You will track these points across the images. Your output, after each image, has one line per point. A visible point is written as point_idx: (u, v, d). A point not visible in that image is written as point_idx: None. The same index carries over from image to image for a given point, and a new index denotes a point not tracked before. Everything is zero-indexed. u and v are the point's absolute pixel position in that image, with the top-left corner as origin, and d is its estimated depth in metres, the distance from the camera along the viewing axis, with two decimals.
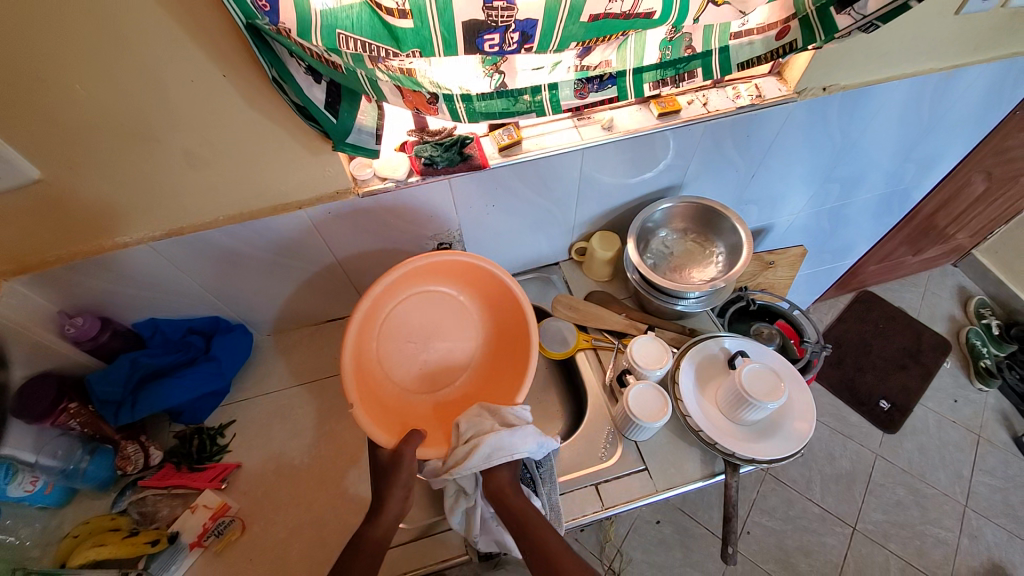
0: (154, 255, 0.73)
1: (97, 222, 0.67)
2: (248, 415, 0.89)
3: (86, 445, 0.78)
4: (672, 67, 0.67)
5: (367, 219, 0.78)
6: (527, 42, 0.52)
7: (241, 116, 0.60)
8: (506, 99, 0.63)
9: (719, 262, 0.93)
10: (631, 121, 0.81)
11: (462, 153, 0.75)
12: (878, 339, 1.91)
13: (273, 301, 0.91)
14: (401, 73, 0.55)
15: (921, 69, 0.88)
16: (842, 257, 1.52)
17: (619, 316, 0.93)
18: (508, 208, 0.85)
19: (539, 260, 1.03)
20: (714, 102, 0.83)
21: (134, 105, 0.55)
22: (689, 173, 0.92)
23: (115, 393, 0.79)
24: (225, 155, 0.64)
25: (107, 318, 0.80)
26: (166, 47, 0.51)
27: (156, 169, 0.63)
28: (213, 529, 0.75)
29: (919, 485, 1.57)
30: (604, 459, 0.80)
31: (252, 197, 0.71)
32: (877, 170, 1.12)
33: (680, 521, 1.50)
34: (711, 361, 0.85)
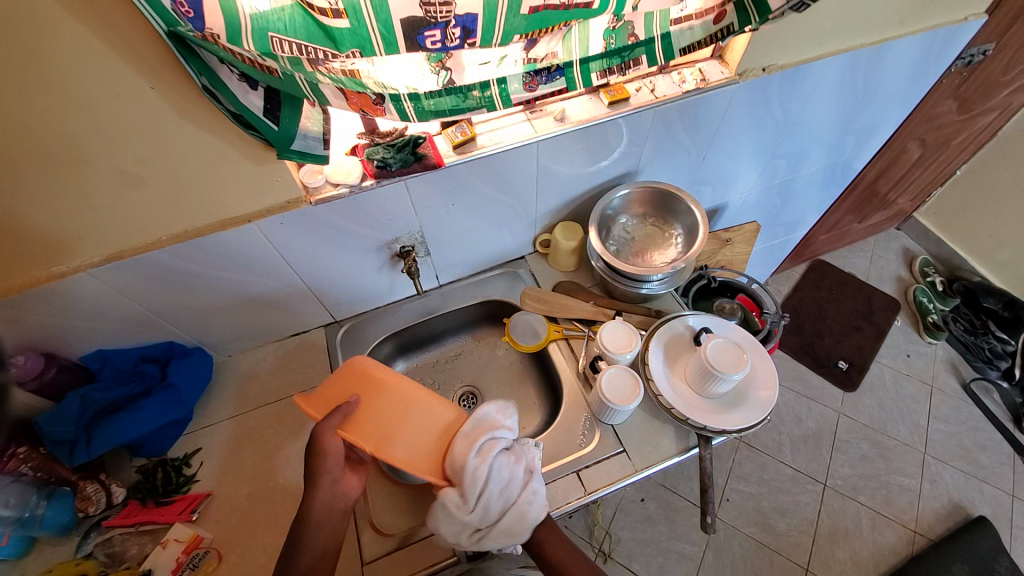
0: (95, 283, 0.69)
1: (24, 253, 0.62)
2: (214, 441, 0.85)
3: (42, 491, 0.72)
4: (617, 56, 0.68)
5: (323, 227, 0.76)
6: (468, 37, 0.51)
7: (175, 130, 0.57)
8: (455, 96, 0.62)
9: (679, 244, 0.95)
10: (582, 111, 0.81)
11: (415, 153, 0.73)
12: (833, 304, 2.01)
13: (231, 320, 0.87)
14: (346, 74, 0.54)
15: (852, 45, 0.93)
16: (793, 229, 1.59)
17: (588, 304, 0.94)
18: (467, 205, 0.85)
19: (504, 255, 1.02)
20: (661, 87, 0.85)
21: (54, 126, 0.51)
22: (643, 158, 0.94)
23: (68, 432, 0.74)
24: (164, 172, 0.61)
25: (51, 354, 0.75)
26: (84, 61, 0.48)
27: (87, 192, 0.59)
28: (187, 563, 0.72)
29: (880, 438, 1.67)
30: (583, 445, 0.81)
31: (198, 214, 0.68)
32: (819, 143, 1.17)
33: (664, 497, 1.54)
34: (678, 340, 0.87)
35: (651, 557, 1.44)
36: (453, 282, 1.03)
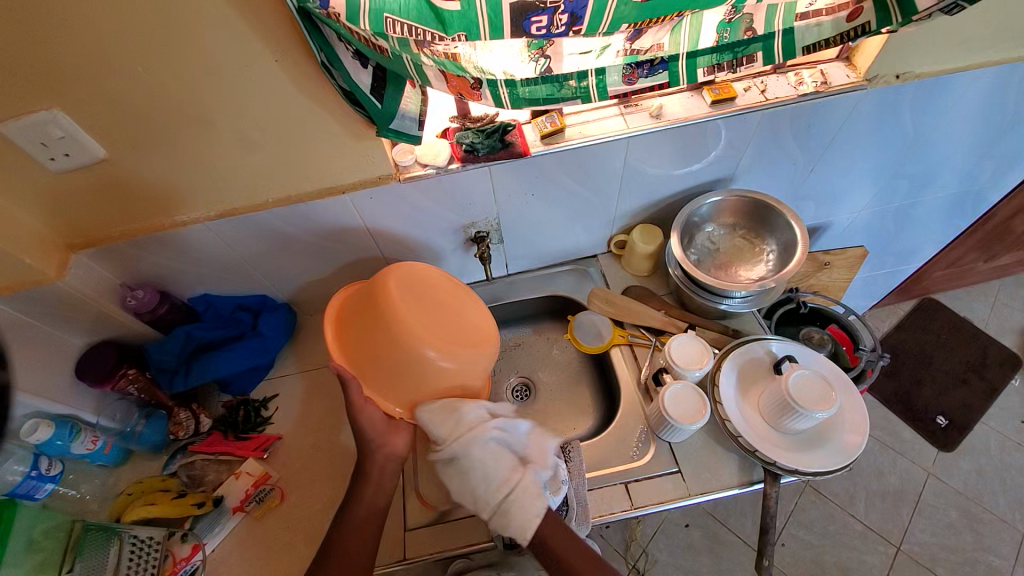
0: (208, 234, 0.76)
1: (158, 200, 0.71)
2: (288, 391, 0.93)
3: (143, 410, 0.84)
4: (729, 51, 0.63)
5: (407, 204, 0.78)
6: (575, 24, 0.50)
7: (288, 99, 0.61)
8: (551, 85, 0.62)
9: (769, 261, 0.87)
10: (681, 109, 0.77)
11: (503, 140, 0.73)
12: (941, 351, 1.77)
13: (315, 283, 0.93)
14: (446, 57, 0.55)
15: (1009, 57, 0.79)
16: (907, 261, 1.41)
17: (659, 313, 0.90)
18: (548, 198, 0.84)
19: (577, 252, 1.00)
20: (773, 89, 0.78)
21: (190, 88, 0.57)
22: (741, 165, 0.87)
23: (170, 362, 0.84)
24: (275, 139, 0.66)
25: (164, 292, 0.84)
26: (222, 29, 0.52)
27: (211, 151, 0.65)
28: (254, 495, 0.79)
29: (976, 509, 1.45)
30: (635, 458, 0.78)
31: (300, 180, 0.72)
32: (953, 167, 1.02)
33: (710, 527, 1.45)
34: (756, 365, 0.80)
35: None
36: (522, 273, 1.02)
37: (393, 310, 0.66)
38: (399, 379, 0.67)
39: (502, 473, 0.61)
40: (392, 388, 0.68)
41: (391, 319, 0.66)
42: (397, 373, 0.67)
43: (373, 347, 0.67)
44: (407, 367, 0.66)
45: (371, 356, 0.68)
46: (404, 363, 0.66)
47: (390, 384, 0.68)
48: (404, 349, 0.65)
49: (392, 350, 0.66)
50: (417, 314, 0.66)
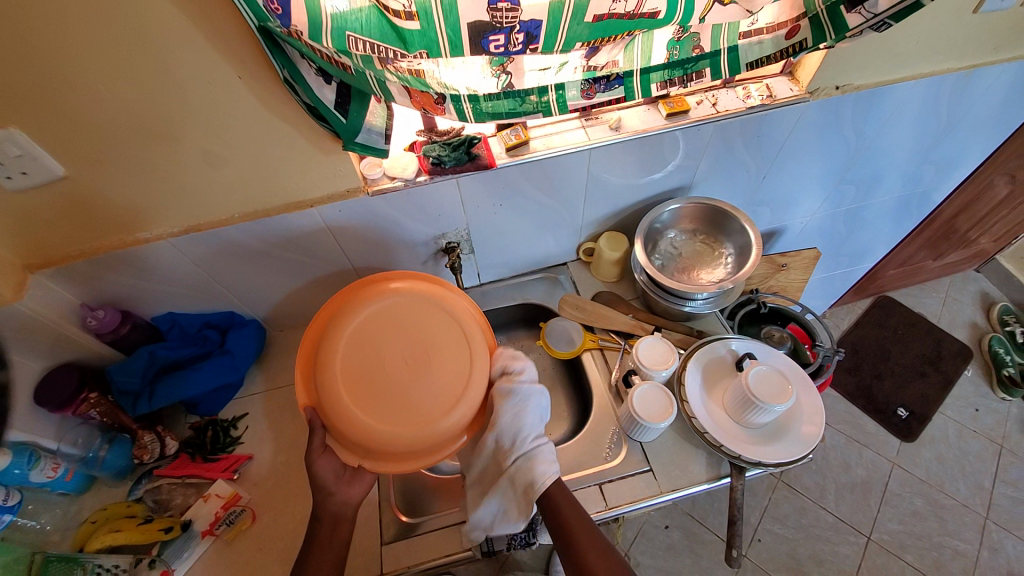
0: (173, 251, 0.75)
1: (118, 218, 0.70)
2: (259, 409, 0.91)
3: (105, 435, 0.81)
4: (679, 67, 0.67)
5: (377, 217, 0.79)
6: (531, 42, 0.53)
7: (254, 115, 0.62)
8: (512, 99, 0.65)
9: (728, 263, 0.92)
10: (638, 121, 0.81)
11: (469, 153, 0.75)
12: (897, 346, 1.86)
13: (285, 298, 0.93)
14: (412, 74, 0.57)
15: (935, 70, 0.86)
16: (859, 261, 1.49)
17: (627, 317, 0.92)
18: (515, 208, 0.86)
19: (547, 260, 1.03)
20: (724, 101, 0.82)
21: (153, 104, 0.57)
22: (698, 173, 0.92)
23: (133, 384, 0.82)
24: (242, 155, 0.66)
25: (127, 312, 0.82)
26: (184, 47, 0.53)
27: (174, 167, 0.65)
28: (224, 518, 0.77)
29: (937, 495, 1.53)
30: (608, 459, 0.80)
31: (268, 195, 0.73)
32: (894, 171, 1.10)
33: (689, 527, 1.48)
34: (718, 363, 0.84)
35: None
36: (495, 282, 1.04)
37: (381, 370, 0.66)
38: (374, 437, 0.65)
39: (535, 432, 0.68)
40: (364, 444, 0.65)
41: (339, 400, 0.65)
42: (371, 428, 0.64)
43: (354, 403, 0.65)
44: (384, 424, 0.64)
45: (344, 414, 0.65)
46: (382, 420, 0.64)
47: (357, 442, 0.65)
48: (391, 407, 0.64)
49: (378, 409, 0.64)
50: (370, 384, 0.66)
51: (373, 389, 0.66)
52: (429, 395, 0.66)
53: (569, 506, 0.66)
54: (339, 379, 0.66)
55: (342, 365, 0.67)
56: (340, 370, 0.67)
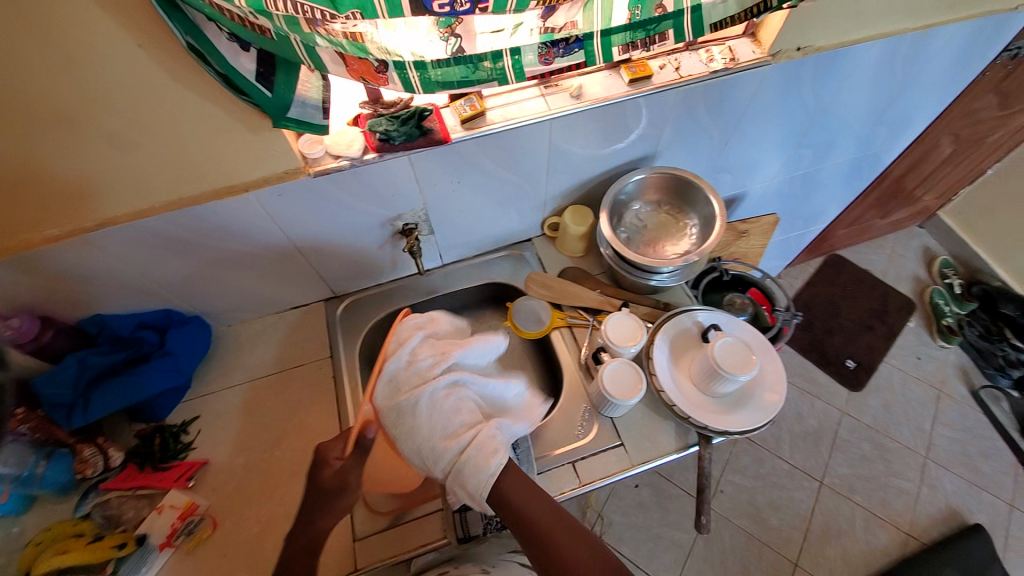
0: (89, 248, 0.66)
1: (13, 214, 0.60)
2: (211, 411, 0.85)
3: (40, 451, 0.73)
4: (641, 28, 0.63)
5: (323, 200, 0.73)
6: (480, 1, 0.47)
7: (166, 90, 0.53)
8: (464, 66, 0.59)
9: (693, 235, 0.91)
10: (600, 87, 0.76)
11: (421, 126, 0.68)
12: (846, 301, 1.97)
13: (229, 291, 0.85)
14: (353, 39, 0.50)
15: (894, 29, 0.86)
16: (814, 223, 1.54)
17: (594, 293, 0.91)
18: (474, 184, 0.81)
19: (511, 237, 0.99)
20: (687, 66, 0.79)
21: (35, 81, 0.48)
22: (662, 142, 0.89)
23: (64, 395, 0.73)
24: (157, 136, 0.58)
25: (47, 317, 0.74)
26: (63, 10, 0.44)
27: (76, 153, 0.56)
28: (182, 529, 0.73)
29: (882, 439, 1.65)
30: (580, 437, 0.80)
31: (195, 181, 0.65)
32: (850, 134, 1.11)
33: (659, 485, 1.55)
34: (684, 335, 0.84)
35: (641, 542, 1.46)
36: (458, 262, 1.00)
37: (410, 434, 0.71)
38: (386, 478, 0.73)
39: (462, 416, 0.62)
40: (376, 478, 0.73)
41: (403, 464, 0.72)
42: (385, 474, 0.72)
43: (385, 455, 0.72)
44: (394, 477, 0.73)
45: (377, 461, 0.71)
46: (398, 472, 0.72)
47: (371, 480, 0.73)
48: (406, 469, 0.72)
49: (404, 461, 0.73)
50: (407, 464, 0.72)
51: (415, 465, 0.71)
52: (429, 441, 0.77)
53: (535, 497, 0.60)
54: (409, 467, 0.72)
55: (390, 436, 0.68)
56: (389, 437, 0.68)
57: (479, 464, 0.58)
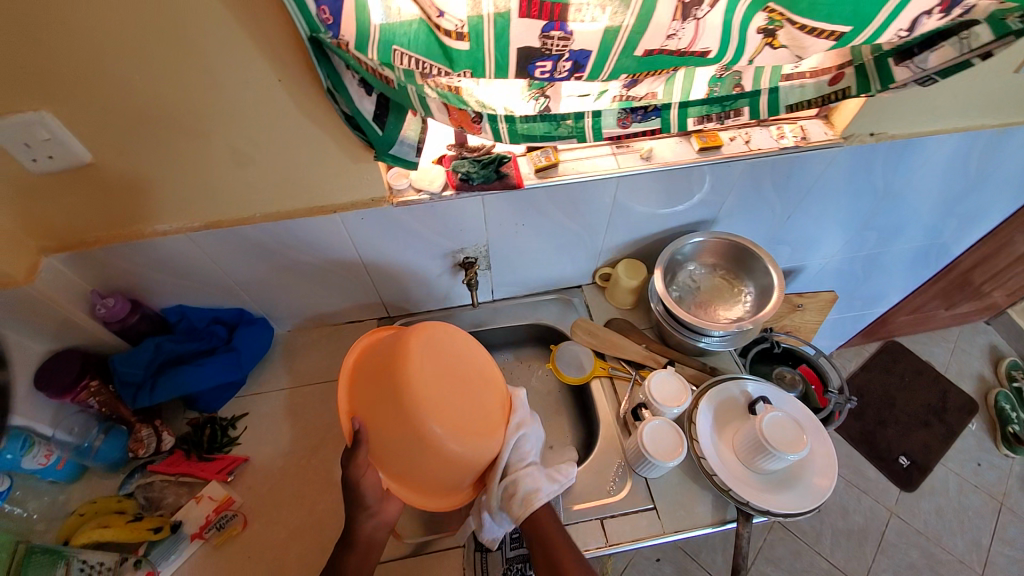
0: (189, 244, 0.74)
1: (135, 208, 0.69)
2: (259, 410, 0.89)
3: (102, 424, 0.80)
4: (718, 103, 0.68)
5: (399, 227, 0.78)
6: (577, 70, 0.52)
7: (287, 117, 0.61)
8: (548, 122, 0.65)
9: (747, 302, 0.90)
10: (671, 153, 0.80)
11: (498, 171, 0.74)
12: (902, 393, 1.84)
13: (297, 300, 0.91)
14: (449, 90, 0.57)
15: (970, 125, 0.86)
16: (872, 305, 1.48)
17: (640, 347, 0.91)
18: (537, 229, 0.85)
19: (562, 281, 1.02)
20: (757, 140, 0.82)
21: (187, 99, 0.56)
22: (724, 209, 0.91)
23: (136, 375, 0.80)
24: (269, 155, 0.65)
25: (137, 301, 0.81)
26: (226, 45, 0.52)
27: (200, 162, 0.64)
28: (215, 522, 0.75)
29: (936, 550, 1.49)
30: (612, 493, 0.78)
31: (291, 197, 0.72)
32: (918, 221, 1.09)
33: (682, 562, 1.45)
34: (731, 404, 0.82)
35: None
36: (508, 299, 1.03)
37: (404, 391, 0.61)
38: (401, 455, 0.64)
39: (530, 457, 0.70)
40: (378, 448, 0.65)
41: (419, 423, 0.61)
42: (402, 450, 0.63)
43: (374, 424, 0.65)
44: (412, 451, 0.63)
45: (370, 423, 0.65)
46: (415, 445, 0.62)
47: (391, 457, 0.65)
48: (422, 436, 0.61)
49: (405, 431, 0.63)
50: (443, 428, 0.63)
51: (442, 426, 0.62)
52: (484, 396, 0.68)
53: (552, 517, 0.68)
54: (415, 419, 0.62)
55: (376, 391, 0.65)
56: (376, 395, 0.65)
57: (540, 479, 0.68)
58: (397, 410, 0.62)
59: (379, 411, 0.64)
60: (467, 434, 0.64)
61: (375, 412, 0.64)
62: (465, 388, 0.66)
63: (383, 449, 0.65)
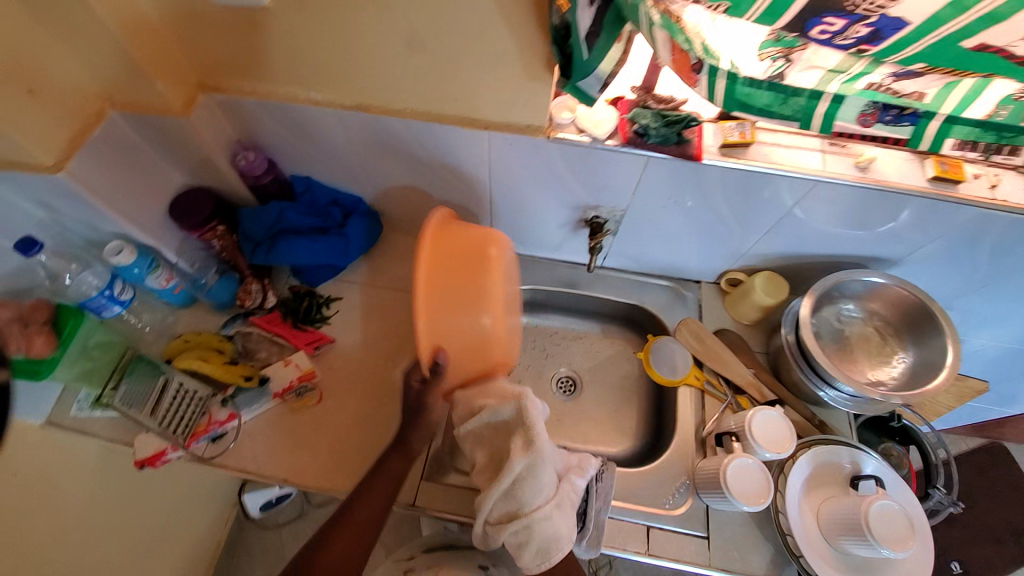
0: (334, 120, 0.71)
1: (296, 69, 0.65)
2: (349, 300, 0.91)
3: (218, 266, 0.86)
4: (994, 132, 0.51)
5: (543, 164, 0.71)
6: (868, 41, 0.42)
7: (478, 9, 0.53)
8: (774, 94, 0.52)
9: (895, 370, 0.78)
10: (892, 171, 0.65)
11: (681, 134, 0.63)
12: (988, 501, 1.61)
13: (411, 206, 0.88)
14: (675, 18, 0.46)
15: None
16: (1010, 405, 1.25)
17: (748, 371, 0.82)
18: (688, 210, 0.75)
19: (682, 272, 0.91)
20: (1007, 188, 0.64)
21: None
22: (915, 253, 0.76)
23: (257, 232, 0.84)
24: (442, 48, 0.58)
25: (273, 163, 0.83)
26: None
27: (371, 36, 0.58)
28: (295, 388, 0.80)
29: None
30: (667, 507, 0.74)
31: (446, 101, 0.65)
32: None
33: None
34: (834, 471, 0.73)
35: None
36: (616, 271, 0.95)
37: (486, 273, 0.68)
38: (444, 317, 0.67)
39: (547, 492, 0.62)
40: (425, 312, 0.66)
41: (466, 311, 0.68)
42: (449, 313, 0.67)
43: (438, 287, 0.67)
44: (455, 321, 0.68)
45: (432, 283, 0.67)
46: (458, 313, 0.68)
47: (438, 318, 0.67)
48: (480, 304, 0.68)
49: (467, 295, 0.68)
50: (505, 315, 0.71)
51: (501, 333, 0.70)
52: (515, 303, 0.76)
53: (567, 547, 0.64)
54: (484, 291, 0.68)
55: (460, 258, 0.69)
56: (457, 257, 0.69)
57: (559, 523, 0.62)
58: (472, 313, 0.68)
59: (450, 278, 0.68)
60: (507, 320, 0.71)
61: (453, 288, 0.68)
62: (512, 292, 0.75)
63: (440, 310, 0.67)
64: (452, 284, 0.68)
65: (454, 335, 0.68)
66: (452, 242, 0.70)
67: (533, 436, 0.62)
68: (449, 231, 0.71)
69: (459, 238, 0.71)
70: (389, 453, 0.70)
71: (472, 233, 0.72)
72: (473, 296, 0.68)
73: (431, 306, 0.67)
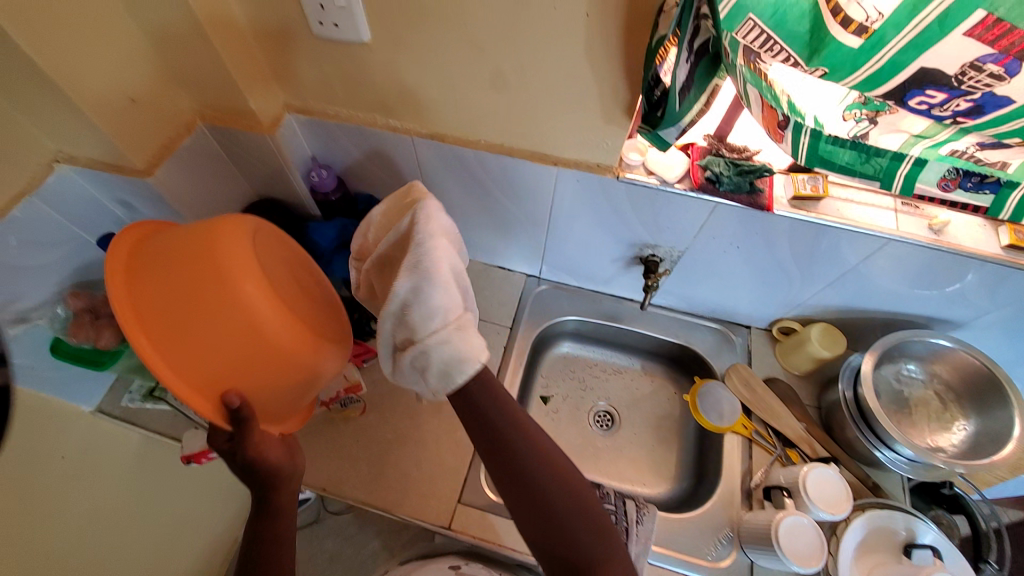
0: (408, 146, 0.74)
1: (381, 98, 0.69)
2: None
3: None
4: None
5: (606, 200, 0.72)
6: (967, 114, 0.42)
7: (567, 55, 0.55)
8: (857, 153, 0.52)
9: (956, 438, 0.74)
10: (967, 236, 0.64)
11: (752, 184, 0.64)
12: None
13: (466, 230, 0.90)
14: (760, 74, 0.48)
15: None
16: None
17: (799, 424, 0.79)
18: (748, 256, 0.74)
19: (732, 315, 0.91)
20: None
21: (483, 7, 0.53)
22: (983, 317, 0.73)
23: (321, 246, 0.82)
24: (524, 88, 0.60)
25: (342, 180, 0.86)
26: None
27: (457, 72, 0.61)
28: (340, 399, 0.79)
29: None
30: (712, 557, 0.71)
31: (519, 135, 0.68)
32: None
33: None
34: (886, 539, 0.70)
35: None
36: (665, 309, 0.95)
37: (213, 257, 0.54)
38: (215, 363, 0.53)
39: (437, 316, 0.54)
40: (199, 361, 0.53)
41: (245, 305, 0.54)
42: (239, 353, 0.54)
43: (168, 342, 0.53)
44: (262, 349, 0.55)
45: (199, 357, 0.53)
46: (263, 348, 0.55)
47: (211, 360, 0.53)
48: (251, 319, 0.54)
49: (242, 323, 0.54)
50: (247, 332, 0.54)
51: (271, 306, 0.55)
52: (276, 241, 0.63)
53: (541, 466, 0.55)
54: (257, 317, 0.54)
55: (159, 274, 0.54)
56: (157, 274, 0.54)
57: (455, 344, 0.54)
58: (221, 320, 0.53)
59: (176, 312, 0.53)
60: (279, 291, 0.57)
61: (188, 330, 0.52)
62: (265, 266, 0.58)
63: (211, 363, 0.53)
64: (173, 289, 0.53)
65: (256, 367, 0.55)
66: (150, 270, 0.55)
67: (417, 257, 0.55)
68: (142, 251, 0.57)
69: (160, 256, 0.55)
70: (253, 524, 0.58)
71: (200, 235, 0.55)
72: (212, 307, 0.53)
73: (167, 351, 0.52)
